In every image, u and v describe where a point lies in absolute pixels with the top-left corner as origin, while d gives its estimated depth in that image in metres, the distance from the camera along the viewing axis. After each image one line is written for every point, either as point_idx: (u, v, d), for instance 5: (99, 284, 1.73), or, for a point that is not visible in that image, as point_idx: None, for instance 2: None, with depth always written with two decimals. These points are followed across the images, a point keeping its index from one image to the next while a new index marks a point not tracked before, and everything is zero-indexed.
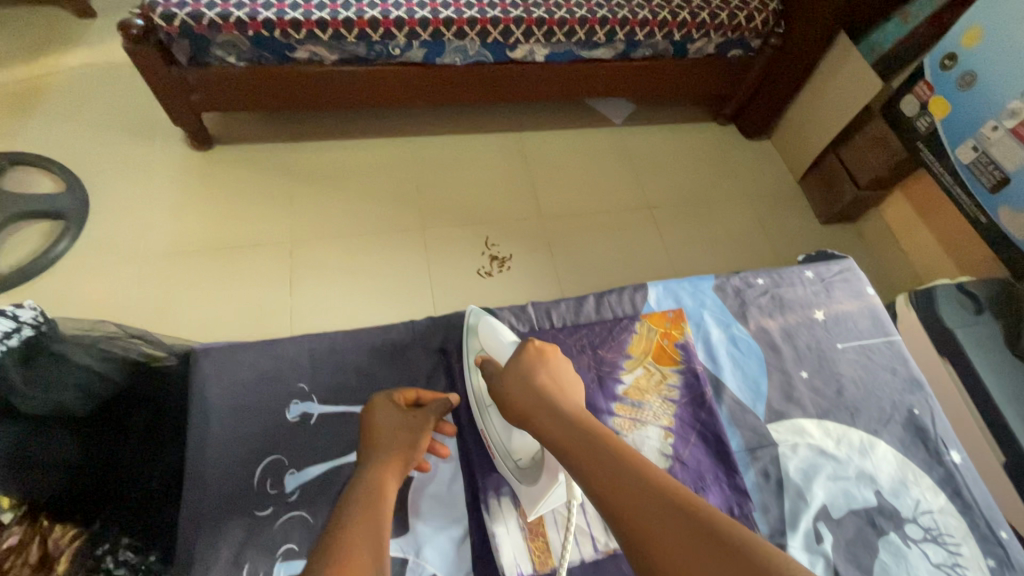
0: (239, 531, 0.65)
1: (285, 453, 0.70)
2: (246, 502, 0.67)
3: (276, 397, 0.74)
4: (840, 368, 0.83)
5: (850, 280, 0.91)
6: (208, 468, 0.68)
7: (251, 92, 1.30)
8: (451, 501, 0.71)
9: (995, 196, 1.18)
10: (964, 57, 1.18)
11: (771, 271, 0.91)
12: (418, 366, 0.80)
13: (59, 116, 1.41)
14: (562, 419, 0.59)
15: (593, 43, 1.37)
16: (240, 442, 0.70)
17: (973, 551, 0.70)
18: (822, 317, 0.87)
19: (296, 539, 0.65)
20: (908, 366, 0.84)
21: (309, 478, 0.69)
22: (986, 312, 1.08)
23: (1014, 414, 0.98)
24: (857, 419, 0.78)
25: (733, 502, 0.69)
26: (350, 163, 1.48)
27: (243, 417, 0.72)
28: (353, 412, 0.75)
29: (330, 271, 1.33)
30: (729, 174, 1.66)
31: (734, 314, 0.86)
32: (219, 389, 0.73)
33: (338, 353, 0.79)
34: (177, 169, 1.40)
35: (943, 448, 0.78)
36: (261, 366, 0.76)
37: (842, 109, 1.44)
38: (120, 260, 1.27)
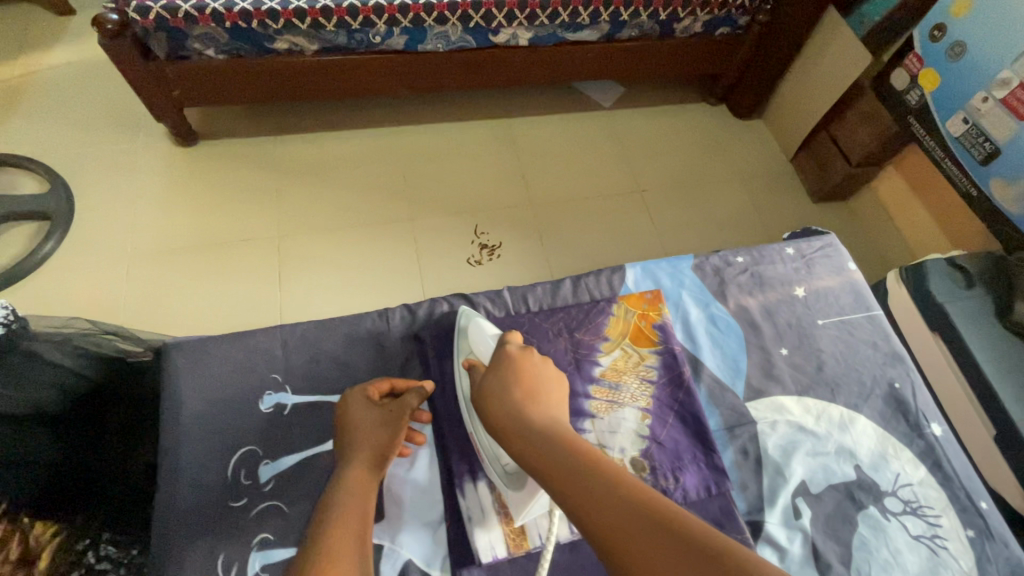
0: (216, 523, 0.66)
1: (258, 444, 0.71)
2: (222, 494, 0.67)
3: (248, 389, 0.74)
4: (820, 344, 0.82)
5: (831, 256, 0.90)
6: (182, 462, 0.69)
7: (233, 85, 1.29)
8: (427, 486, 0.71)
9: (986, 168, 1.17)
10: (953, 28, 1.16)
11: (750, 249, 0.91)
12: (393, 355, 0.79)
13: (42, 115, 1.40)
14: (536, 436, 0.56)
15: (578, 24, 1.35)
16: (214, 436, 0.71)
17: (952, 522, 0.71)
18: (802, 293, 0.86)
19: (273, 528, 0.66)
20: (889, 340, 0.84)
21: (283, 468, 0.70)
22: (978, 286, 1.07)
23: (1006, 388, 0.97)
24: (837, 394, 0.78)
25: (711, 480, 0.68)
26: (337, 154, 1.47)
27: (218, 409, 0.72)
28: (328, 402, 0.75)
29: (320, 264, 1.32)
30: (720, 155, 1.64)
31: (713, 292, 0.86)
32: (190, 385, 0.73)
33: (314, 342, 0.79)
34: (162, 165, 1.39)
35: (923, 421, 0.77)
36: (233, 359, 0.76)
37: (832, 85, 1.43)
38: (108, 259, 1.27)
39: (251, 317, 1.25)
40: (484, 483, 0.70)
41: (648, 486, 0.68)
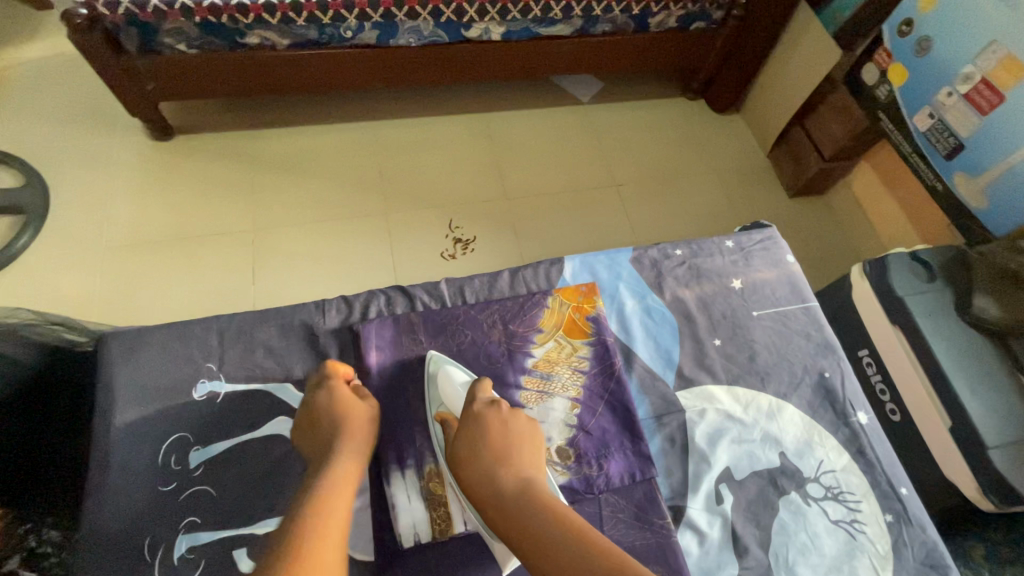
0: (144, 506, 0.67)
1: (190, 431, 0.72)
2: (152, 478, 0.69)
3: (182, 377, 0.75)
4: (753, 335, 0.84)
5: (770, 249, 0.92)
6: (112, 449, 0.69)
7: (206, 79, 1.30)
8: None
9: (950, 162, 1.17)
10: (919, 23, 1.16)
11: (691, 241, 0.92)
12: (326, 346, 0.80)
13: (18, 109, 1.41)
14: (511, 502, 0.58)
15: (550, 19, 1.35)
16: (146, 423, 0.71)
17: (871, 507, 0.73)
18: (739, 285, 0.88)
19: (200, 512, 0.68)
20: (822, 331, 0.86)
21: (213, 454, 0.71)
22: (938, 279, 1.08)
23: (961, 379, 0.99)
24: (767, 384, 0.80)
25: (635, 467, 0.71)
26: (313, 149, 1.47)
27: (151, 395, 0.73)
28: (261, 391, 0.76)
29: (295, 258, 1.34)
30: (696, 149, 1.65)
31: (650, 284, 0.87)
32: (124, 371, 0.74)
33: (248, 332, 0.79)
34: (137, 159, 1.40)
35: (850, 409, 0.79)
36: (169, 346, 0.76)
37: (805, 80, 1.43)
38: (81, 252, 1.28)
39: (225, 310, 1.26)
40: (411, 470, 0.71)
41: (572, 472, 0.70)
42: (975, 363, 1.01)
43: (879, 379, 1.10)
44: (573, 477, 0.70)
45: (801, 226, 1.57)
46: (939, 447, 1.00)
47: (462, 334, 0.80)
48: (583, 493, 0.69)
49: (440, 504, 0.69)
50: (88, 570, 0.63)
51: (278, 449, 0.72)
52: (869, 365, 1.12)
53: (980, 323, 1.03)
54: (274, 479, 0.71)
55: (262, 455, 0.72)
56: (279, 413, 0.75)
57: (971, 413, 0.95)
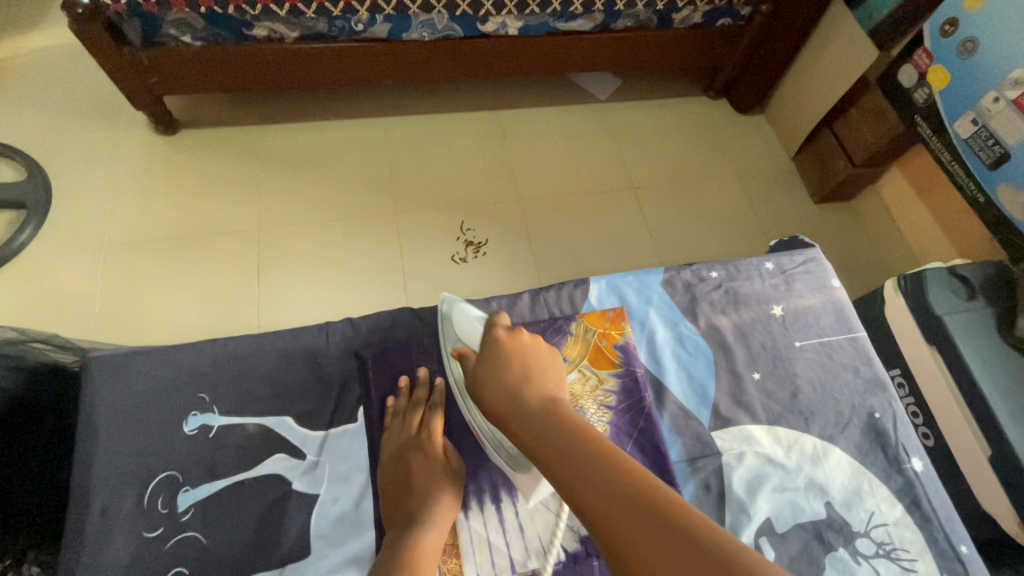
0: (126, 552, 0.63)
1: (179, 469, 0.68)
2: (135, 521, 0.65)
3: (173, 409, 0.71)
4: (796, 368, 0.79)
5: (814, 272, 0.86)
6: (93, 490, 0.65)
7: (212, 73, 1.25)
8: (357, 517, 0.67)
9: (994, 172, 1.11)
10: (965, 22, 1.09)
11: (727, 262, 0.87)
12: (330, 377, 0.76)
13: (21, 100, 1.37)
14: (533, 418, 0.51)
15: (570, 14, 1.29)
16: (129, 459, 0.68)
17: (928, 567, 0.67)
18: (780, 313, 0.83)
19: (186, 561, 0.64)
20: (872, 365, 0.80)
21: (203, 496, 0.67)
22: (979, 297, 1.02)
23: (1005, 407, 0.93)
24: (811, 424, 0.75)
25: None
26: (322, 145, 1.43)
27: (136, 429, 0.69)
28: (257, 425, 0.72)
29: (301, 258, 1.29)
30: (719, 151, 1.58)
31: (683, 309, 0.82)
32: (108, 403, 0.69)
33: (245, 359, 0.75)
34: (142, 154, 1.36)
35: (903, 455, 0.74)
36: (159, 376, 0.72)
37: (836, 80, 1.36)
38: (84, 250, 1.24)
39: (229, 313, 1.22)
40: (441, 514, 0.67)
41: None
42: (1018, 388, 0.95)
43: (911, 401, 1.05)
44: None
45: (828, 234, 1.50)
46: (979, 478, 0.94)
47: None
48: None
49: (454, 556, 0.64)
50: None
51: (275, 491, 0.68)
52: (901, 386, 1.06)
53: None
54: (266, 527, 0.66)
55: (255, 497, 0.67)
56: (277, 450, 0.71)
57: (1015, 443, 0.90)
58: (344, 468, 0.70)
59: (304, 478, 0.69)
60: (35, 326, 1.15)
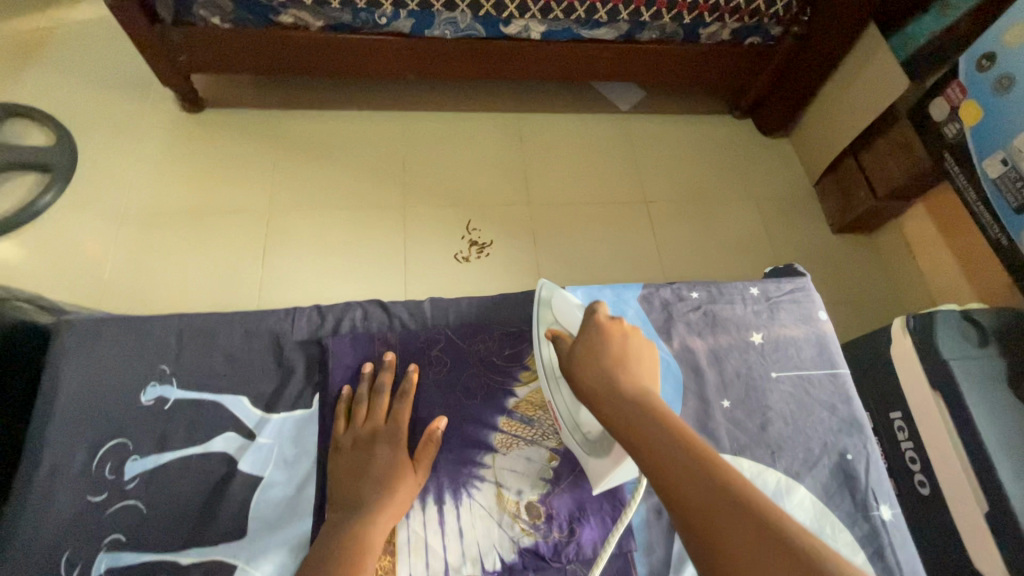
0: (69, 515, 0.65)
1: (130, 438, 0.70)
2: (82, 485, 0.66)
3: (133, 378, 0.73)
4: (769, 400, 0.76)
5: (800, 302, 0.84)
6: (44, 451, 0.67)
7: (236, 55, 1.28)
8: (297, 503, 0.67)
9: (1021, 217, 1.05)
10: (1003, 58, 1.04)
11: (710, 285, 0.85)
12: (291, 360, 0.77)
13: (58, 70, 1.42)
14: (626, 403, 0.54)
15: (595, 22, 1.28)
16: (84, 424, 0.69)
17: None
18: (759, 340, 0.80)
19: (124, 528, 0.64)
20: (850, 404, 0.77)
21: (150, 466, 0.68)
22: (991, 345, 0.97)
23: (1006, 461, 0.89)
24: (777, 459, 0.72)
25: (614, 538, 0.67)
26: (339, 133, 1.45)
27: (95, 395, 0.71)
28: (212, 401, 0.73)
29: (308, 244, 1.31)
30: (737, 172, 1.55)
31: (658, 327, 0.80)
32: (73, 368, 0.72)
33: (208, 336, 0.78)
34: (165, 130, 1.40)
35: (872, 502, 0.70)
36: (125, 345, 0.75)
37: (864, 109, 1.32)
38: (100, 217, 1.28)
39: (231, 290, 1.25)
40: None
41: (539, 534, 0.67)
42: (1022, 443, 0.90)
43: (909, 446, 1.01)
44: (540, 541, 0.66)
45: (843, 265, 1.46)
46: (973, 536, 0.89)
47: (439, 362, 0.78)
48: (550, 560, 0.65)
49: (389, 553, 0.63)
50: None
51: (218, 470, 0.69)
52: (901, 431, 1.03)
53: None
54: (208, 502, 0.67)
55: (200, 471, 0.68)
56: (227, 428, 0.72)
57: (1012, 500, 0.85)
58: (292, 452, 0.71)
59: (253, 460, 0.70)
60: (44, 286, 1.19)
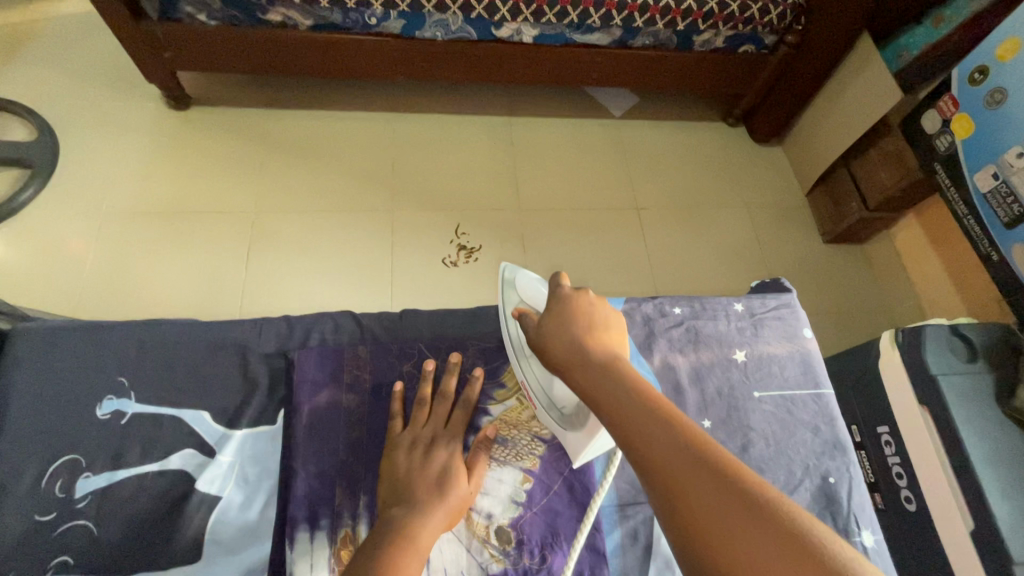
0: (14, 535, 0.62)
1: (83, 454, 0.67)
2: (30, 504, 0.64)
3: (90, 391, 0.71)
4: (750, 420, 0.75)
5: (784, 320, 0.83)
6: None
7: (223, 53, 1.26)
8: (257, 525, 0.65)
9: (1011, 231, 1.04)
10: (996, 71, 1.04)
11: (694, 300, 0.84)
12: (255, 374, 0.76)
13: (43, 64, 1.40)
14: (594, 369, 0.53)
15: (587, 26, 1.27)
16: (37, 440, 0.67)
17: None
18: (741, 358, 0.79)
19: (72, 550, 0.62)
20: (833, 426, 0.76)
21: (101, 484, 0.65)
22: (980, 361, 0.97)
23: (993, 479, 0.88)
24: None
25: (585, 565, 0.66)
26: (328, 134, 1.43)
27: (50, 409, 0.69)
28: (171, 416, 0.71)
29: (294, 246, 1.29)
30: (729, 180, 1.55)
31: (640, 343, 0.79)
32: (27, 380, 0.70)
33: (171, 348, 0.76)
34: (150, 127, 1.37)
35: (854, 528, 0.69)
36: (83, 357, 0.73)
37: (856, 120, 1.32)
38: (80, 215, 1.25)
39: (213, 292, 1.22)
40: (323, 531, 0.63)
41: (508, 560, 0.64)
42: (1010, 461, 0.89)
43: (897, 461, 1.00)
44: (509, 568, 0.64)
45: (833, 277, 1.45)
46: (959, 555, 0.88)
47: (410, 379, 0.74)
48: None
49: None
50: None
51: (175, 489, 0.66)
52: (888, 445, 1.02)
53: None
54: (161, 523, 0.64)
55: (155, 490, 0.66)
56: (186, 445, 0.69)
57: (998, 519, 0.85)
58: (253, 471, 0.69)
59: (210, 480, 0.67)
60: (20, 285, 1.16)
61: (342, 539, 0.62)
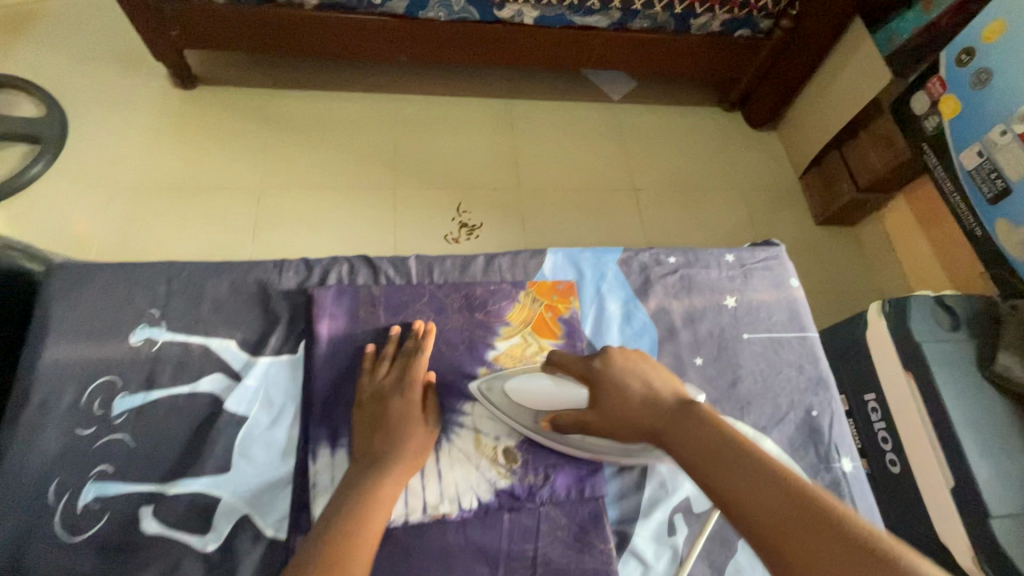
0: (59, 446, 0.66)
1: (118, 375, 0.70)
2: (71, 419, 0.67)
3: (121, 321, 0.73)
4: (739, 358, 0.79)
5: (773, 269, 0.87)
6: (34, 386, 0.68)
7: (229, 30, 1.28)
8: (281, 442, 0.69)
9: (994, 207, 1.08)
10: (981, 53, 1.07)
11: (688, 250, 0.87)
12: (277, 310, 0.77)
13: (50, 42, 1.42)
14: (685, 433, 0.56)
15: (587, 8, 1.30)
16: (75, 362, 0.70)
17: None
18: (732, 304, 0.83)
19: (111, 461, 0.66)
20: (817, 365, 0.80)
21: (137, 404, 0.69)
22: (963, 329, 1.00)
23: (972, 439, 0.92)
24: (746, 413, 0.75)
25: (587, 481, 0.69)
26: (331, 113, 1.45)
27: (84, 335, 0.71)
28: (200, 345, 0.73)
29: (300, 222, 1.32)
30: (725, 162, 1.58)
31: (635, 289, 0.83)
32: (63, 309, 0.72)
33: (197, 285, 0.77)
34: (157, 105, 1.40)
35: (834, 455, 0.74)
36: (114, 290, 0.74)
37: (850, 103, 1.36)
38: (90, 189, 1.28)
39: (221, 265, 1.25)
40: (343, 448, 0.67)
41: (515, 477, 0.68)
42: (989, 423, 0.93)
43: (883, 426, 1.04)
44: (516, 483, 0.68)
45: (825, 256, 1.49)
46: (940, 511, 0.93)
47: (422, 315, 0.76)
48: (523, 501, 0.67)
49: None
50: None
51: (205, 409, 0.70)
52: (874, 411, 1.06)
53: (1003, 382, 0.95)
54: (194, 438, 0.68)
55: (188, 410, 0.70)
56: (214, 369, 0.72)
57: (976, 476, 0.89)
58: (277, 395, 0.72)
59: (238, 400, 0.70)
60: None
61: None
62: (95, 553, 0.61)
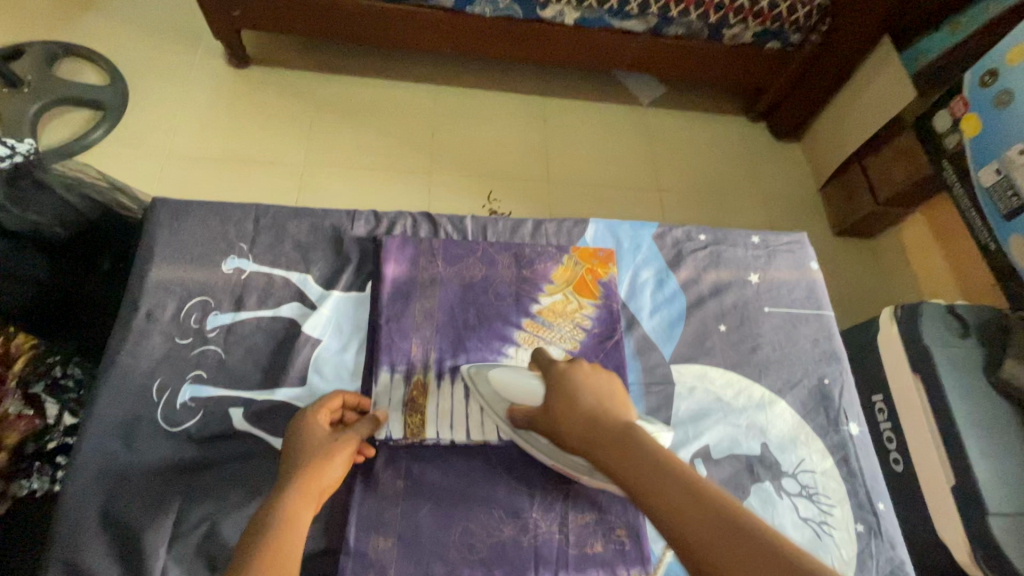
0: (160, 353, 0.72)
1: (212, 296, 0.77)
2: (171, 329, 0.74)
3: (214, 251, 0.79)
4: (761, 328, 0.85)
5: (795, 252, 0.92)
6: (142, 297, 0.75)
7: (286, 14, 1.35)
8: (347, 366, 0.76)
9: (1009, 223, 1.12)
10: (1004, 74, 1.11)
11: (718, 229, 0.93)
12: (347, 254, 0.83)
13: (116, 16, 1.50)
14: (619, 449, 0.52)
15: (626, 12, 1.35)
16: (175, 280, 0.76)
17: (844, 513, 0.73)
18: (756, 280, 0.89)
19: (206, 367, 0.73)
20: (832, 340, 0.86)
21: (229, 322, 0.76)
22: (971, 337, 1.04)
23: (975, 438, 0.96)
24: (764, 376, 0.81)
25: None
26: (374, 99, 1.52)
27: (179, 260, 0.78)
28: (281, 278, 0.80)
29: (339, 198, 1.38)
30: (747, 168, 1.63)
31: (669, 260, 0.89)
32: (166, 234, 0.79)
33: (278, 224, 0.83)
34: (212, 80, 1.47)
35: (842, 418, 0.80)
36: (208, 224, 0.81)
37: (873, 117, 1.39)
38: (147, 154, 1.36)
39: None
40: (400, 375, 0.73)
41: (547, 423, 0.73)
42: (992, 425, 0.97)
43: (888, 425, 1.08)
44: None
45: (840, 264, 1.54)
46: (940, 506, 0.97)
47: (476, 267, 0.82)
48: None
49: (417, 411, 0.71)
50: (98, 401, 0.68)
51: (284, 332, 0.77)
52: (881, 411, 1.10)
53: (1007, 388, 0.99)
54: (276, 356, 0.75)
55: (271, 333, 0.76)
56: (291, 298, 0.79)
57: (976, 473, 0.93)
58: (346, 325, 0.78)
59: (314, 325, 0.77)
60: None
61: (414, 383, 0.73)
62: (192, 443, 0.68)
